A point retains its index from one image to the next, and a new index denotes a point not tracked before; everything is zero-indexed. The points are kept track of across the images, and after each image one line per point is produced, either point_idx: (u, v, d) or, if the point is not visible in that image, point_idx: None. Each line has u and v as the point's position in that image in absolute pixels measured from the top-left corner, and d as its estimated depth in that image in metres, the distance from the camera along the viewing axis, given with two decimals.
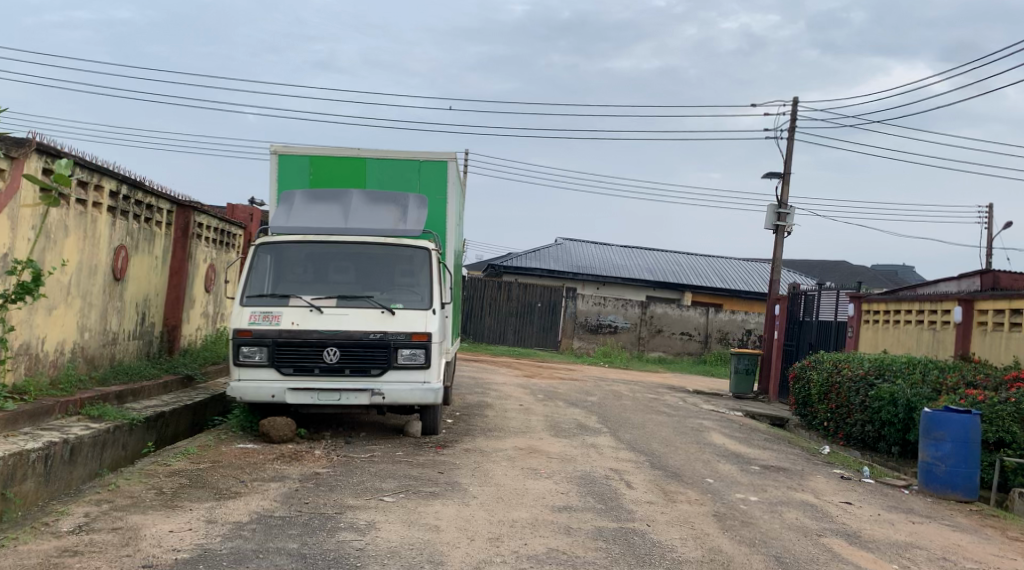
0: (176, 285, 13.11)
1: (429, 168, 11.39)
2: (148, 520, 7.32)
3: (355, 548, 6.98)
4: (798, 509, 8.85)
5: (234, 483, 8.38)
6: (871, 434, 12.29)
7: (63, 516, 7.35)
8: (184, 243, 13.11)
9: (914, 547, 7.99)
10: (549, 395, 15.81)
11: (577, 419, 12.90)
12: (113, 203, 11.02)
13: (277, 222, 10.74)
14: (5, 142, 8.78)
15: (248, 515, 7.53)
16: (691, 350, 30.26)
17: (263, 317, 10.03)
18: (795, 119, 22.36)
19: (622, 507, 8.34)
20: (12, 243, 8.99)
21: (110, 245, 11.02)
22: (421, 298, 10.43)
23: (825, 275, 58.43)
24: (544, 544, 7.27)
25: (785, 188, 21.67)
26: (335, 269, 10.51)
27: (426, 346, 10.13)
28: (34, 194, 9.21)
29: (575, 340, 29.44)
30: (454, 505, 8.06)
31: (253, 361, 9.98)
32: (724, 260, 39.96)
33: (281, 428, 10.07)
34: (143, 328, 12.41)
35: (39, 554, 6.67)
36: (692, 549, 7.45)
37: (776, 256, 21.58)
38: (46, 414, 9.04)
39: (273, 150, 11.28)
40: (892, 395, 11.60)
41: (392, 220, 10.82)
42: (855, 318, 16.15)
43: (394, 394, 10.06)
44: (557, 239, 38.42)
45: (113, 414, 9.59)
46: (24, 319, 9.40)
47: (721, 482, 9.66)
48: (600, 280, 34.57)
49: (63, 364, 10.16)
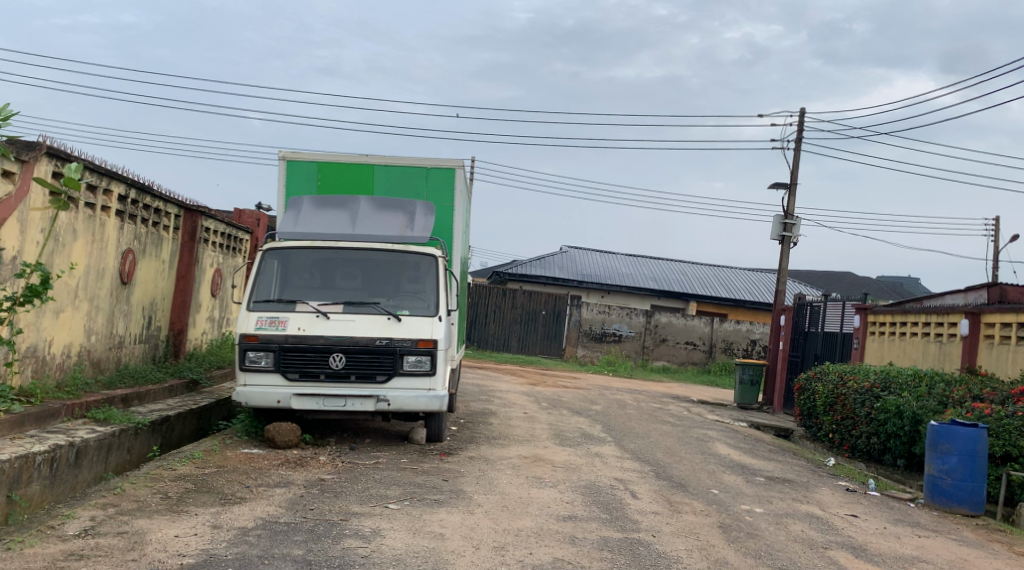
0: (183, 290, 13.15)
1: (437, 174, 11.39)
2: (154, 524, 7.31)
3: (360, 556, 6.97)
4: (803, 521, 8.83)
5: (239, 488, 8.36)
6: (877, 446, 12.27)
7: (69, 519, 7.34)
8: (190, 247, 13.14)
9: (919, 560, 7.98)
10: (553, 403, 15.85)
11: (582, 428, 12.89)
12: (121, 207, 11.03)
13: (284, 228, 10.75)
14: (17, 145, 8.83)
15: (253, 521, 7.54)
16: (696, 360, 30.12)
17: (270, 323, 10.05)
18: (800, 130, 22.31)
19: (627, 517, 8.34)
20: (21, 245, 9.01)
21: (118, 249, 11.06)
22: (426, 304, 10.44)
23: (829, 285, 58.42)
24: (549, 554, 7.25)
25: (790, 198, 21.64)
26: (341, 275, 10.54)
27: (432, 353, 10.12)
28: (43, 198, 9.25)
29: (579, 348, 29.31)
30: (459, 513, 8.05)
31: (259, 366, 9.97)
32: (731, 269, 40.01)
33: (286, 433, 10.05)
34: (150, 331, 12.42)
35: (46, 557, 6.67)
36: (697, 560, 7.42)
37: (782, 266, 21.54)
38: (52, 417, 9.05)
39: (281, 156, 11.30)
40: (898, 407, 11.61)
41: (399, 226, 10.79)
42: (860, 329, 16.14)
43: (399, 400, 10.05)
44: (563, 246, 38.45)
45: (118, 418, 9.59)
46: (32, 322, 9.43)
47: (726, 494, 9.64)
48: (604, 287, 34.62)
49: (69, 367, 10.18)
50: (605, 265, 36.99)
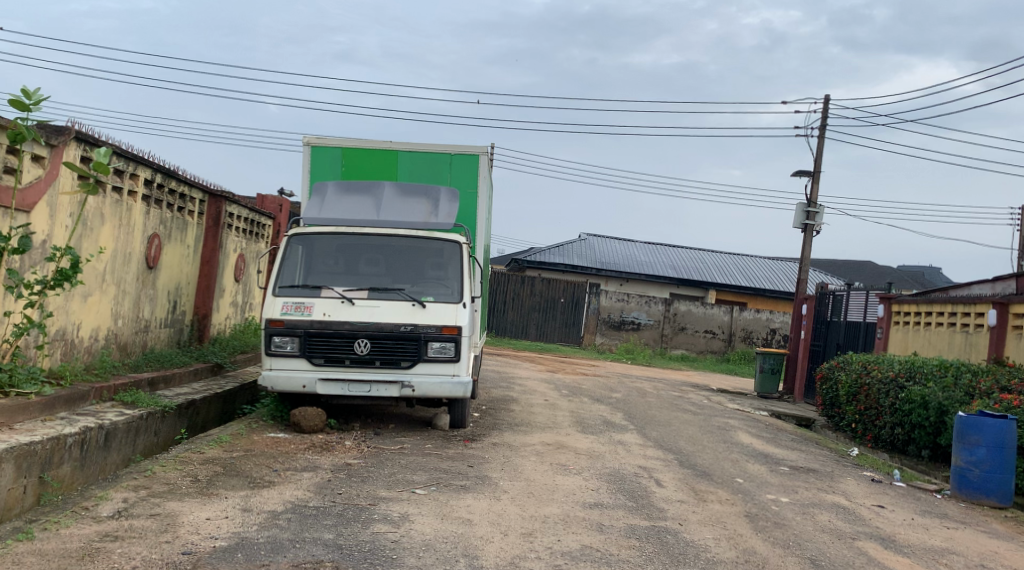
0: (207, 274, 13.21)
1: (461, 161, 11.40)
2: (185, 507, 7.37)
3: (390, 540, 7.01)
4: (831, 512, 8.82)
5: (267, 472, 8.42)
6: (902, 437, 12.21)
7: (102, 501, 7.40)
8: (214, 233, 13.20)
9: (950, 553, 7.96)
10: (573, 390, 15.88)
11: (604, 416, 12.92)
12: (147, 191, 11.08)
13: (310, 214, 10.80)
14: (46, 130, 8.89)
15: (283, 505, 7.58)
16: (715, 348, 30.14)
17: (295, 308, 10.09)
18: (826, 117, 22.15)
19: (653, 505, 8.34)
20: (50, 230, 9.07)
21: (144, 234, 11.10)
22: (450, 291, 10.46)
23: (850, 274, 58.19)
24: (577, 541, 7.28)
25: (814, 185, 21.53)
26: (365, 261, 10.57)
27: (456, 339, 10.15)
28: (73, 181, 9.31)
29: (597, 336, 29.33)
30: (485, 499, 8.08)
31: (284, 351, 10.03)
32: (751, 258, 39.95)
33: (312, 418, 10.10)
34: (175, 316, 12.49)
35: (82, 538, 6.72)
36: (727, 549, 7.44)
37: (805, 254, 21.46)
38: (81, 400, 9.11)
39: (306, 142, 11.32)
40: (924, 398, 11.57)
41: (424, 213, 10.80)
42: (885, 319, 16.08)
43: (424, 386, 10.09)
44: (581, 234, 38.41)
45: (146, 401, 9.64)
46: (61, 306, 9.49)
47: (752, 483, 9.65)
48: (623, 276, 34.55)
49: (97, 350, 10.24)
50: (624, 253, 36.96)
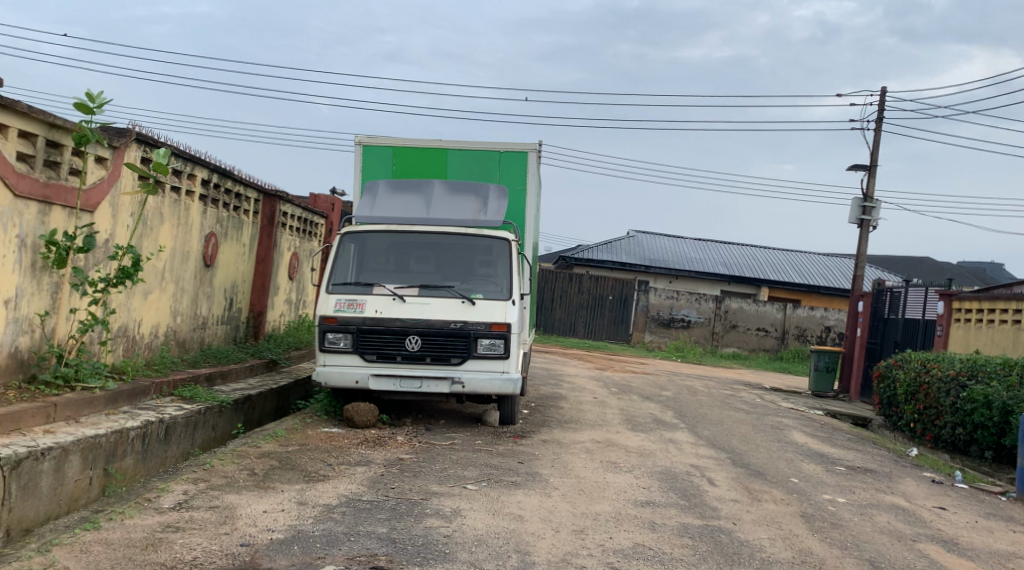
0: (262, 272, 13.45)
1: (509, 159, 11.50)
2: (243, 499, 7.56)
3: (444, 535, 7.14)
4: (888, 513, 8.78)
5: (321, 466, 8.59)
6: (963, 437, 12.10)
7: (164, 493, 7.61)
8: (269, 231, 13.43)
9: (1012, 557, 7.89)
10: (623, 388, 15.91)
11: (654, 414, 12.94)
12: (204, 191, 11.32)
13: (361, 212, 10.94)
14: (109, 132, 9.18)
15: (338, 498, 7.74)
16: (768, 346, 29.71)
17: (348, 305, 10.26)
18: (882, 111, 21.92)
19: (706, 504, 8.38)
20: (113, 229, 9.32)
21: (202, 233, 11.35)
22: (499, 288, 10.56)
23: (905, 271, 57.37)
24: (630, 539, 7.35)
25: (870, 180, 21.33)
26: (416, 259, 10.71)
27: (506, 336, 10.24)
28: (134, 182, 9.56)
29: (647, 334, 29.37)
30: (536, 495, 8.17)
31: (337, 347, 10.20)
32: (804, 255, 39.57)
33: (364, 413, 10.26)
34: (231, 313, 12.73)
35: (145, 528, 6.93)
36: (782, 549, 7.46)
37: (861, 250, 21.27)
38: (143, 394, 9.35)
39: (357, 141, 11.51)
40: (987, 398, 11.47)
41: (473, 210, 10.91)
42: (945, 316, 15.92)
43: (474, 383, 10.20)
44: (630, 231, 38.35)
45: (203, 396, 9.87)
46: (123, 303, 9.74)
47: (806, 482, 9.63)
48: (673, 273, 34.44)
49: (157, 346, 10.50)
50: (675, 250, 36.83)
